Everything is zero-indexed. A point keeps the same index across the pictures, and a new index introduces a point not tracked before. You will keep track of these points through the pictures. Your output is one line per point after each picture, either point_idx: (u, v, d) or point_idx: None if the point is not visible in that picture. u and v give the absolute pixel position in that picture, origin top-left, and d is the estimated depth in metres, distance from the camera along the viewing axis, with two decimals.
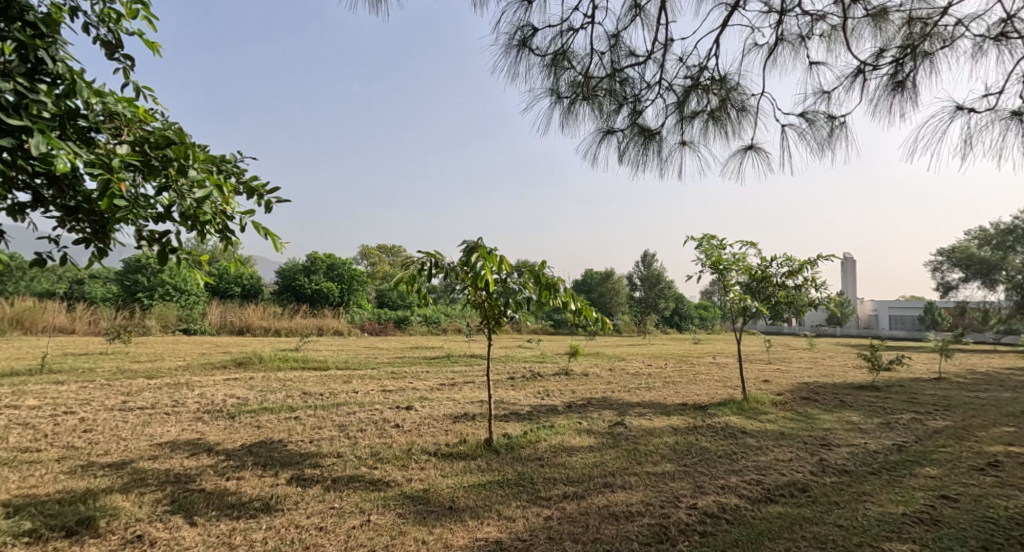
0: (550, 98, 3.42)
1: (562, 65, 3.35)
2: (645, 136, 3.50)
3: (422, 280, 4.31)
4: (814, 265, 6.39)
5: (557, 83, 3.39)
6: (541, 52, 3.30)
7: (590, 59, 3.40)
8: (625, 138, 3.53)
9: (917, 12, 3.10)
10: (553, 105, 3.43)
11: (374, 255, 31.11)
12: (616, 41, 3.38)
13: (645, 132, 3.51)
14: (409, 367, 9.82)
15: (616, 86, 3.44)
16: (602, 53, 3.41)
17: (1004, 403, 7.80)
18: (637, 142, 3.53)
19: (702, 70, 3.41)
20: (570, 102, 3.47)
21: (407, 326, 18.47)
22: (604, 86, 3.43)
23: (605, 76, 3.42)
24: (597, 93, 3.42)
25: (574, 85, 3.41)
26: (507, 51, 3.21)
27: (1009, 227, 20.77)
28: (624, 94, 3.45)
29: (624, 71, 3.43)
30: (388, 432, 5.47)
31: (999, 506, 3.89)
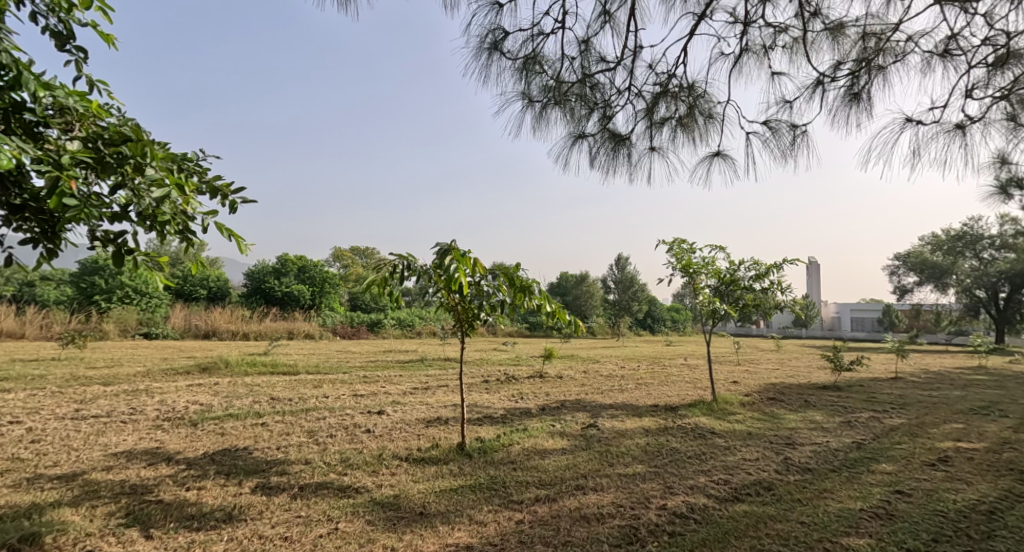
0: (522, 102, 3.45)
1: (534, 69, 3.38)
2: (616, 141, 3.56)
3: (394, 282, 4.26)
4: (779, 268, 6.57)
5: (529, 86, 3.41)
6: (513, 55, 3.32)
7: (560, 64, 3.44)
8: (596, 143, 3.58)
9: (871, 27, 3.24)
10: (525, 109, 3.45)
11: (347, 257, 30.68)
12: (586, 46, 3.42)
13: (615, 137, 3.57)
14: (382, 371, 9.72)
15: (587, 91, 3.48)
16: (573, 58, 3.45)
17: (955, 400, 8.17)
18: (607, 147, 3.58)
19: (671, 77, 3.49)
20: (541, 106, 3.50)
21: (380, 329, 18.29)
22: (575, 91, 3.48)
23: (576, 81, 3.47)
24: (569, 97, 3.47)
25: (545, 90, 3.43)
26: (478, 54, 3.22)
27: (958, 234, 21.85)
28: (594, 99, 3.50)
29: (595, 77, 3.48)
30: (359, 438, 5.39)
31: (948, 499, 4.07)
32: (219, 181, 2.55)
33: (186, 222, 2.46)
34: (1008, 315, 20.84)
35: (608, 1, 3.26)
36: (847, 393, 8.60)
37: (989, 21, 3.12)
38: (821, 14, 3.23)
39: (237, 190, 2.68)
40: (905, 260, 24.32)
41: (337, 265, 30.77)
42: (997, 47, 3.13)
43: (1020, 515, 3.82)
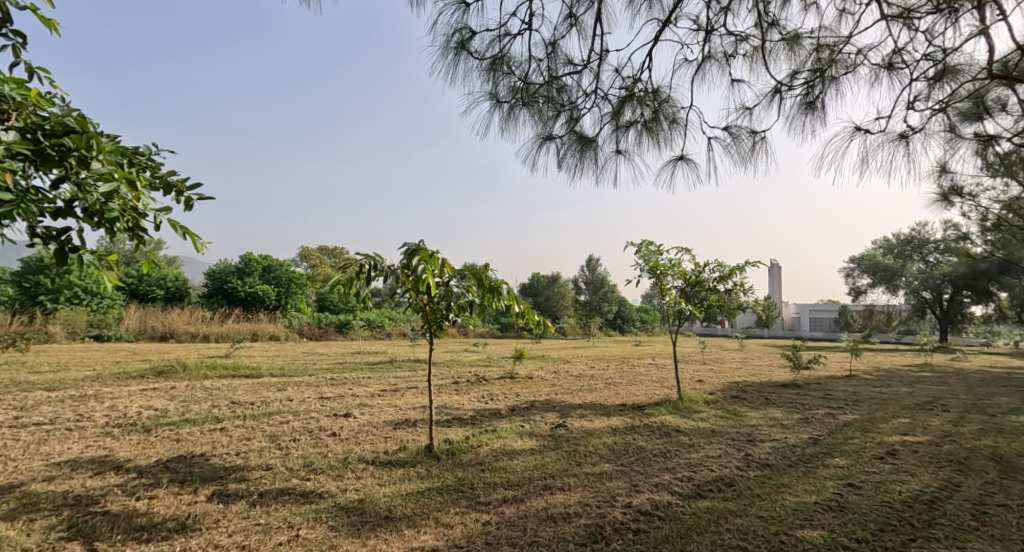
0: (490, 102, 3.44)
1: (501, 70, 3.39)
2: (583, 144, 3.59)
3: (361, 282, 4.18)
4: (742, 270, 6.76)
5: (497, 87, 3.41)
6: (479, 55, 3.32)
7: (528, 65, 3.45)
8: (564, 145, 3.60)
9: (825, 39, 3.37)
10: (492, 109, 3.45)
11: (315, 257, 30.05)
12: (553, 48, 3.44)
13: (582, 139, 3.60)
14: (350, 373, 9.56)
15: (554, 93, 3.51)
16: (541, 60, 3.47)
17: (903, 396, 8.57)
18: (574, 149, 3.61)
19: (636, 82, 3.55)
20: (509, 107, 3.51)
21: (349, 330, 18.00)
22: (543, 93, 3.50)
23: (543, 83, 3.48)
24: (536, 99, 3.48)
25: (513, 90, 3.44)
26: (445, 53, 3.21)
27: (907, 238, 22.93)
28: (561, 101, 3.52)
29: (562, 79, 3.50)
30: (324, 441, 5.29)
31: (895, 491, 4.26)
32: (172, 177, 2.46)
33: (136, 219, 2.37)
34: (951, 315, 21.94)
35: (576, 4, 3.29)
36: (804, 391, 8.91)
37: (929, 37, 3.29)
38: (778, 25, 3.33)
39: (193, 186, 2.60)
40: (859, 263, 25.34)
41: (304, 265, 30.17)
42: (937, 61, 3.29)
43: (959, 504, 4.03)
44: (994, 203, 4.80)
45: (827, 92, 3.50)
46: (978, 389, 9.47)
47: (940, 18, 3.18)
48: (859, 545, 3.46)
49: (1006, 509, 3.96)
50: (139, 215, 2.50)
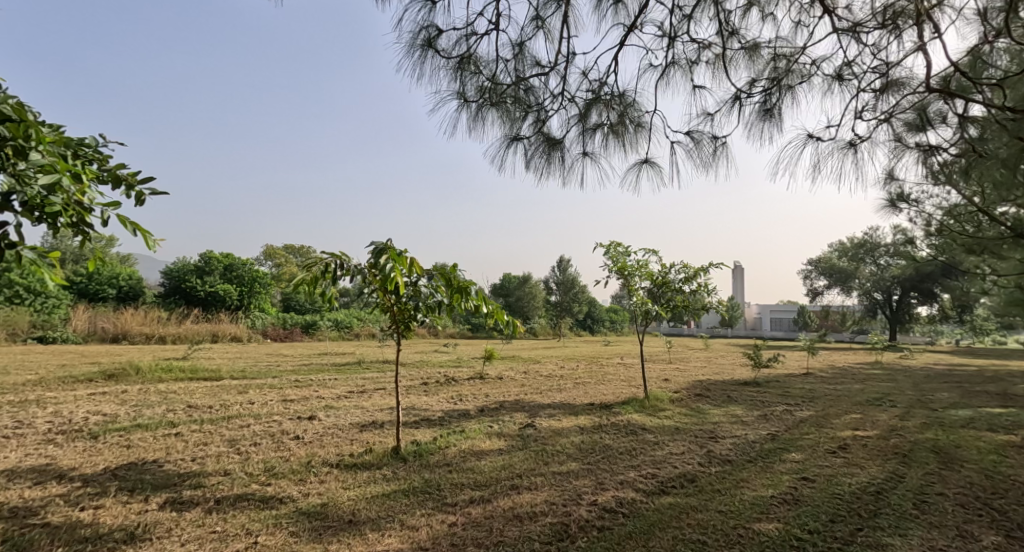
0: (457, 102, 3.39)
1: (468, 69, 3.36)
2: (550, 145, 3.57)
3: (327, 282, 4.07)
4: (706, 271, 6.92)
5: (464, 86, 3.38)
6: (447, 54, 3.28)
7: (495, 65, 3.44)
8: (531, 146, 3.58)
9: (782, 49, 3.48)
10: (460, 109, 3.40)
11: (280, 255, 29.30)
12: (521, 50, 3.43)
13: (549, 140, 3.58)
14: (315, 374, 9.36)
15: (521, 93, 3.49)
16: (508, 60, 3.46)
17: (856, 393, 8.93)
18: (541, 150, 3.59)
19: (602, 85, 3.58)
20: (477, 107, 3.47)
21: (315, 331, 17.63)
22: (510, 93, 3.47)
23: (510, 84, 3.47)
24: (504, 99, 3.46)
25: (481, 90, 3.42)
26: (411, 51, 3.16)
27: (860, 241, 23.87)
28: (528, 102, 3.51)
29: (529, 81, 3.49)
30: (286, 445, 5.16)
31: (845, 483, 4.44)
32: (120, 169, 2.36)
33: (82, 214, 2.25)
34: (900, 315, 22.99)
35: (543, 6, 3.30)
36: (764, 388, 9.17)
37: (875, 51, 3.43)
38: (738, 34, 3.42)
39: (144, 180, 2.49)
40: (816, 265, 26.24)
41: (268, 264, 29.46)
42: (882, 74, 3.44)
43: (902, 494, 4.22)
44: (937, 209, 5.05)
45: (783, 101, 3.61)
46: (923, 385, 9.96)
47: (886, 34, 3.33)
48: (810, 535, 3.58)
49: (945, 497, 4.17)
50: (85, 210, 2.38)
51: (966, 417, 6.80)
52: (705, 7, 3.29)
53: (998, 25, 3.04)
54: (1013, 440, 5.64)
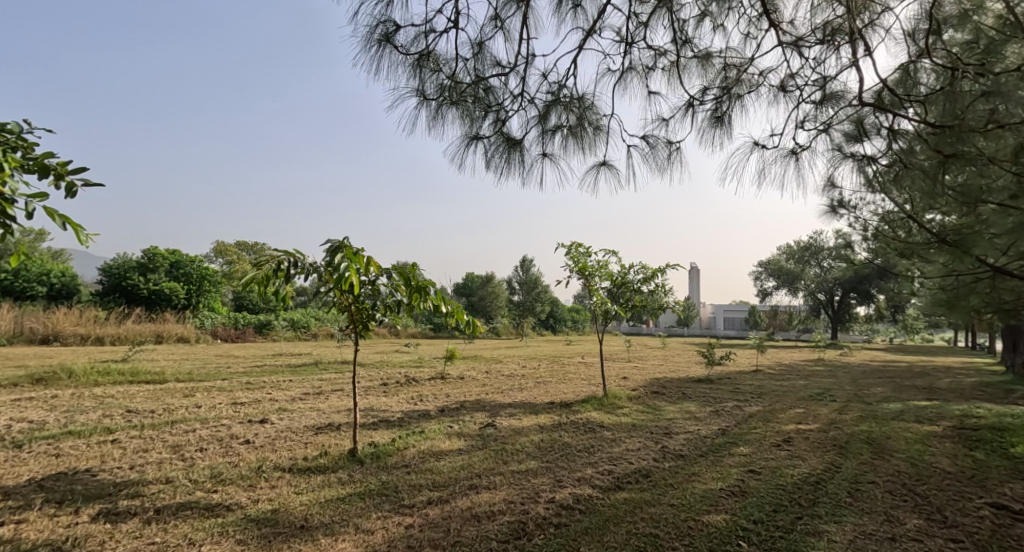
0: (415, 99, 3.22)
1: (427, 66, 3.20)
2: (510, 145, 3.41)
3: (280, 279, 3.83)
4: (664, 272, 7.07)
5: (423, 84, 3.21)
6: (404, 50, 3.13)
7: (455, 63, 3.30)
8: (490, 146, 3.42)
9: (732, 59, 3.58)
10: (419, 106, 3.22)
11: (232, 252, 28.22)
12: (480, 49, 3.32)
13: (509, 140, 3.43)
14: (269, 376, 9.05)
15: (480, 93, 3.35)
16: (467, 59, 3.33)
17: (802, 389, 9.32)
18: (501, 150, 3.43)
19: (561, 87, 3.56)
20: (435, 106, 3.31)
21: (268, 331, 17.06)
22: (470, 92, 3.33)
23: (470, 82, 3.32)
24: (464, 97, 3.31)
25: (440, 89, 3.26)
26: (367, 44, 3.03)
27: (806, 244, 24.91)
28: (488, 101, 3.37)
29: (488, 80, 3.36)
30: (235, 450, 4.95)
31: (788, 474, 4.61)
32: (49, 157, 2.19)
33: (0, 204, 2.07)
34: (842, 315, 24.15)
35: (501, 7, 3.27)
36: (718, 385, 9.44)
37: (816, 65, 3.58)
38: (691, 43, 3.50)
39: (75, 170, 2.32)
40: (766, 267, 27.25)
41: (219, 262, 28.37)
42: (821, 87, 3.60)
43: (839, 483, 4.43)
44: (871, 215, 5.28)
45: (732, 110, 3.69)
46: (862, 381, 10.49)
47: (826, 49, 3.47)
48: (755, 525, 3.69)
49: (876, 485, 4.39)
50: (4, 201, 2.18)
51: (898, 410, 7.21)
52: (660, 15, 3.35)
53: (922, 46, 3.25)
54: (939, 430, 6.00)
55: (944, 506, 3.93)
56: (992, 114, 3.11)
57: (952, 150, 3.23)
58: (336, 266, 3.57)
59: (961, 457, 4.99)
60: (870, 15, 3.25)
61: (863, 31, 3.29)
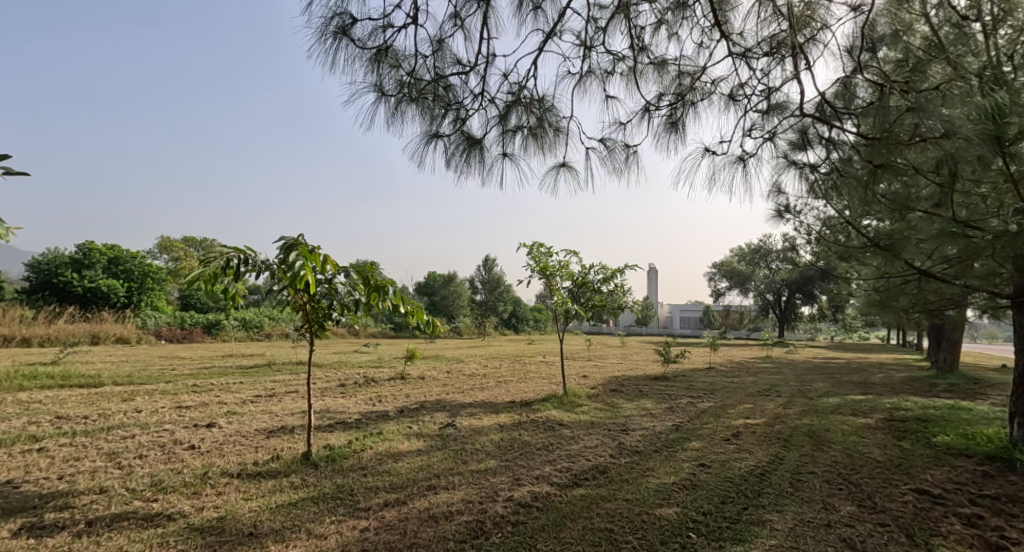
0: (374, 94, 3.21)
1: (386, 61, 3.19)
2: (469, 144, 3.46)
3: (229, 278, 3.71)
4: (623, 272, 7.27)
5: (382, 79, 3.20)
6: (361, 44, 3.10)
7: (414, 59, 3.30)
8: (451, 144, 3.46)
9: (686, 67, 3.72)
10: (377, 101, 3.22)
11: (178, 249, 27.11)
12: (440, 46, 3.33)
13: (469, 140, 3.48)
14: (219, 378, 8.79)
15: (440, 91, 3.37)
16: (427, 56, 3.33)
17: (751, 385, 9.75)
18: (461, 149, 3.47)
19: (522, 88, 3.61)
20: (395, 102, 3.31)
21: (218, 331, 16.51)
22: (429, 90, 3.35)
23: (430, 80, 3.34)
24: (424, 95, 3.33)
25: (399, 85, 3.25)
26: (322, 35, 2.98)
27: (756, 247, 25.91)
28: (448, 99, 3.39)
29: (448, 78, 3.38)
30: (178, 456, 4.81)
31: (736, 467, 4.85)
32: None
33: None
34: (788, 314, 25.26)
35: (462, 6, 3.29)
36: (672, 382, 9.75)
37: (763, 76, 3.77)
38: (647, 50, 3.63)
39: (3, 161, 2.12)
40: (719, 268, 28.23)
41: (163, 258, 27.19)
42: (767, 97, 3.80)
43: (781, 474, 4.69)
44: (815, 221, 5.57)
45: (686, 116, 3.84)
46: (805, 377, 11.05)
47: (772, 60, 3.67)
48: (705, 517, 3.87)
49: (815, 475, 4.67)
50: None
51: (836, 404, 7.65)
52: (618, 22, 3.46)
53: (857, 62, 3.48)
54: (871, 422, 6.41)
55: (874, 493, 4.23)
56: (918, 129, 3.16)
57: (882, 161, 3.35)
58: (291, 265, 3.52)
59: (890, 447, 5.36)
60: (812, 30, 3.46)
61: (805, 45, 3.49)
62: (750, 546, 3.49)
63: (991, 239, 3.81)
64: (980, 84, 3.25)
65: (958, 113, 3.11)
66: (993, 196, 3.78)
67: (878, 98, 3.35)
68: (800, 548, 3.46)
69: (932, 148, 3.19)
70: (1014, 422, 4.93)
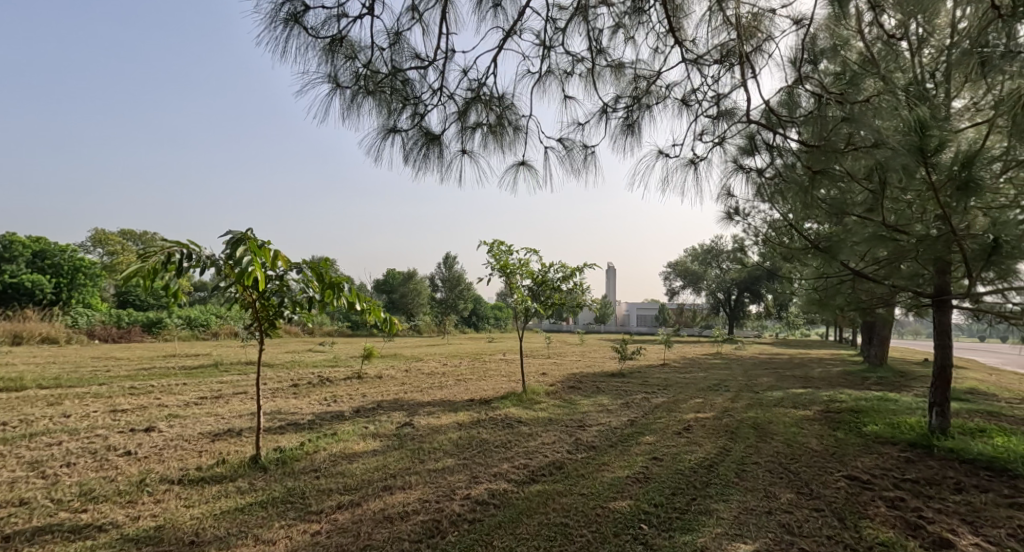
0: (329, 86, 3.17)
1: (342, 52, 3.15)
2: (428, 140, 3.47)
3: (171, 275, 3.59)
4: (582, 271, 7.41)
5: (337, 70, 3.15)
6: (316, 33, 3.05)
7: (372, 52, 3.27)
8: (409, 139, 3.45)
9: (641, 71, 3.84)
10: (332, 93, 3.18)
11: (114, 242, 25.75)
12: (398, 40, 3.32)
13: (427, 135, 3.48)
14: (161, 380, 8.44)
15: (398, 85, 3.36)
16: (384, 49, 3.32)
17: (702, 380, 10.12)
18: (420, 145, 3.48)
19: (481, 86, 3.64)
20: (351, 94, 3.27)
21: (160, 330, 15.82)
22: (387, 83, 3.34)
23: (387, 73, 3.33)
24: (381, 89, 3.31)
25: (356, 77, 3.22)
26: (270, 22, 2.85)
27: (709, 247, 26.77)
28: (406, 94, 3.39)
29: (406, 73, 3.38)
30: (112, 463, 4.63)
31: (687, 459, 5.05)
32: None
33: None
34: (738, 312, 26.23)
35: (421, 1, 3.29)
36: (627, 379, 10.01)
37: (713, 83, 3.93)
38: (605, 53, 3.73)
39: None
40: (674, 267, 29.04)
41: (99, 252, 25.79)
42: (716, 103, 3.97)
43: (728, 465, 4.92)
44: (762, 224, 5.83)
45: (641, 119, 3.96)
46: (751, 372, 11.56)
47: (721, 68, 3.82)
48: (655, 508, 4.03)
49: (759, 465, 4.92)
50: None
51: (779, 397, 8.05)
52: (577, 23, 3.53)
53: (800, 72, 3.67)
54: (810, 414, 6.79)
55: (811, 481, 4.50)
56: (852, 138, 3.36)
57: (821, 167, 3.57)
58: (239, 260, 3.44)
59: (826, 437, 5.70)
60: (758, 41, 3.63)
61: (751, 55, 3.66)
62: (697, 535, 3.66)
63: (916, 242, 4.11)
64: (907, 98, 3.49)
65: (887, 125, 3.35)
66: (917, 203, 4.07)
67: (816, 108, 3.53)
68: (743, 535, 3.66)
69: (863, 156, 3.37)
70: (933, 411, 5.39)
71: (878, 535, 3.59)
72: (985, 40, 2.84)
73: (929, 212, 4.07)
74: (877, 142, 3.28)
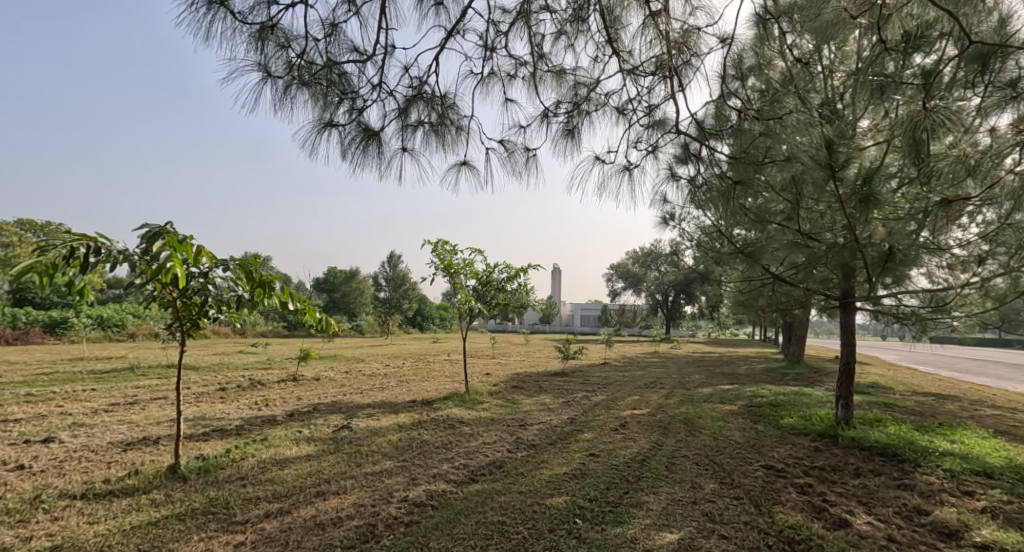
0: (260, 75, 3.05)
1: (273, 41, 3.03)
2: (366, 136, 3.40)
3: (76, 271, 3.35)
4: (525, 271, 7.49)
5: (268, 59, 3.04)
6: (246, 19, 2.92)
7: (307, 43, 3.17)
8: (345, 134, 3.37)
9: (581, 78, 3.92)
10: (263, 83, 3.06)
11: (11, 234, 23.50)
12: (334, 32, 3.24)
13: (366, 131, 3.41)
14: (64, 386, 7.79)
15: (334, 78, 3.28)
16: (320, 40, 3.22)
17: (639, 378, 10.47)
18: (358, 140, 3.40)
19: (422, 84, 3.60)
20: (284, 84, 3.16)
21: (66, 331, 14.62)
22: (322, 76, 3.24)
23: (322, 65, 3.23)
24: (316, 81, 3.21)
25: (289, 67, 3.11)
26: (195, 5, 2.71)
27: (649, 251, 27.77)
28: (343, 87, 3.31)
29: (342, 66, 3.30)
30: (1, 479, 4.25)
31: (621, 455, 5.22)
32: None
33: None
34: (674, 312, 27.29)
35: None
36: (569, 378, 10.21)
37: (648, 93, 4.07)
38: (545, 58, 3.80)
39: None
40: (616, 269, 29.88)
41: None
42: (650, 112, 4.11)
43: (659, 459, 5.12)
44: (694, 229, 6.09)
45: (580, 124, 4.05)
46: (686, 370, 12.07)
47: (655, 80, 3.97)
48: (589, 502, 4.14)
49: (687, 458, 5.15)
50: None
51: (710, 393, 8.45)
52: (519, 28, 3.57)
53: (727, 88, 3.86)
54: (735, 409, 7.17)
55: (733, 471, 4.76)
56: (770, 150, 3.59)
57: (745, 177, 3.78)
58: (155, 256, 3.23)
59: (748, 430, 6.04)
60: (687, 55, 3.80)
61: (682, 68, 3.82)
62: (628, 527, 3.79)
63: (826, 249, 4.44)
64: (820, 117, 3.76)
65: (803, 140, 3.59)
66: (828, 214, 4.39)
67: (739, 121, 3.71)
68: (670, 525, 3.82)
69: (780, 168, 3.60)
70: (839, 404, 5.82)
71: (788, 519, 3.84)
72: (880, 69, 3.10)
73: (838, 222, 4.41)
74: (791, 156, 3.56)
